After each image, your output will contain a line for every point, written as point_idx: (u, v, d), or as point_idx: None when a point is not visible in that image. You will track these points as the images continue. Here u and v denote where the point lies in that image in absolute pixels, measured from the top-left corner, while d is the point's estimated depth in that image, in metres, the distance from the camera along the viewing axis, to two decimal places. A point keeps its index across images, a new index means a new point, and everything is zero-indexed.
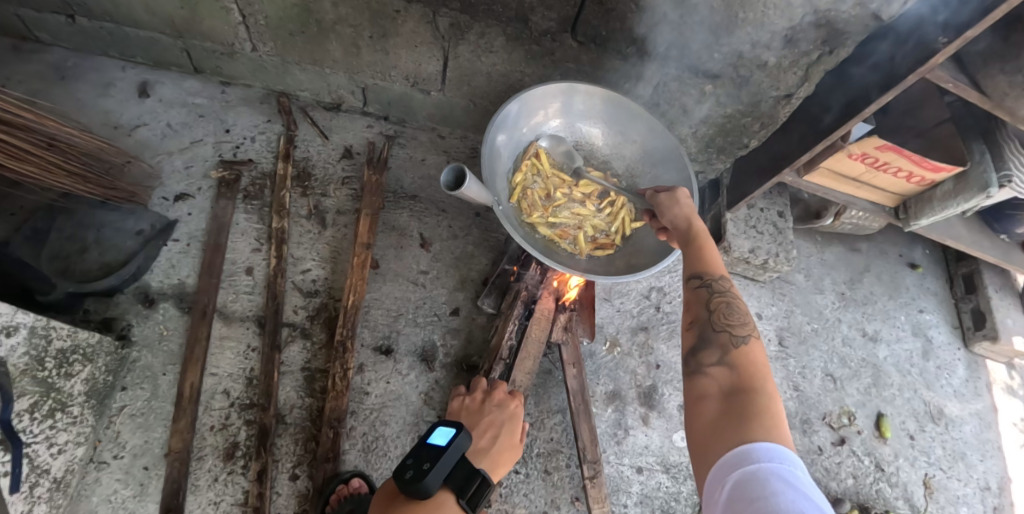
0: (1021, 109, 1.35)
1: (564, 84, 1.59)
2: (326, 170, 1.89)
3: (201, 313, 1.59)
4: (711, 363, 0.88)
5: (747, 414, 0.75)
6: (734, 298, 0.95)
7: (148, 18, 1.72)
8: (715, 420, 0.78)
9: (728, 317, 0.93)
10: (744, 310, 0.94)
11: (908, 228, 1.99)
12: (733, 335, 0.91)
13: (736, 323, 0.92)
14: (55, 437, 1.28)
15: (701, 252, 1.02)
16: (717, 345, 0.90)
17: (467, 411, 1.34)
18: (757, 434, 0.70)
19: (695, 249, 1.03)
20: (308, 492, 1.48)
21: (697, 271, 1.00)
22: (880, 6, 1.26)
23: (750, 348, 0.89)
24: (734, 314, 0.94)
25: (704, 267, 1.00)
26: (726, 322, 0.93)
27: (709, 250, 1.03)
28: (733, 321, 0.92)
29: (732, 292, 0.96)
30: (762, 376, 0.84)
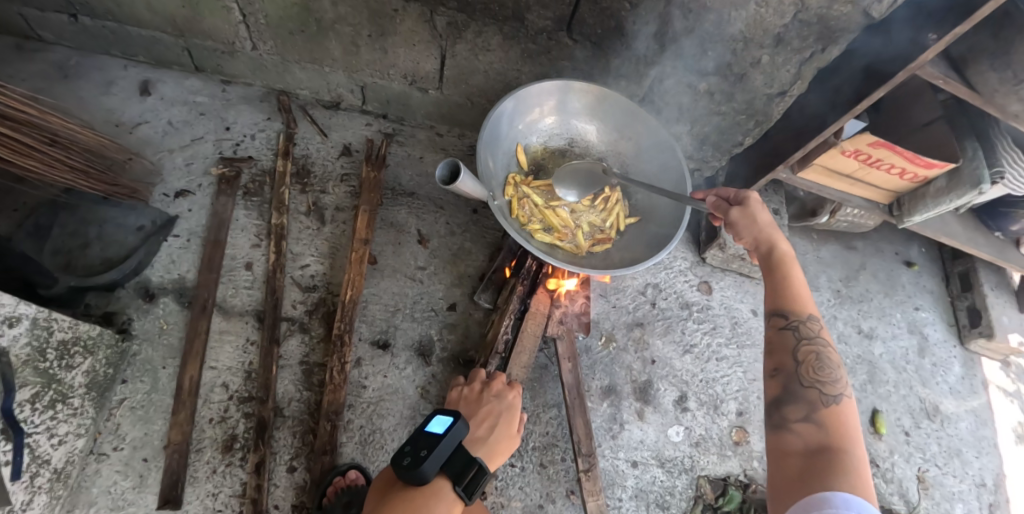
0: (1011, 105, 1.37)
1: (559, 81, 1.62)
2: (325, 167, 1.91)
3: (201, 307, 1.61)
4: (797, 418, 0.88)
5: (838, 466, 0.76)
6: (824, 355, 0.97)
7: (150, 17, 1.75)
8: (799, 467, 0.79)
9: (818, 372, 0.95)
10: (835, 369, 0.95)
11: (902, 224, 2.00)
12: (822, 393, 0.91)
13: (824, 379, 0.93)
14: (56, 428, 1.30)
15: (790, 294, 1.04)
16: (803, 398, 0.91)
17: (465, 401, 1.36)
18: (842, 484, 0.71)
19: (779, 292, 1.06)
20: (305, 485, 1.49)
21: (786, 313, 1.02)
22: (870, 3, 1.29)
23: (840, 407, 0.89)
24: (824, 372, 0.95)
25: (795, 309, 1.02)
26: (815, 377, 0.94)
27: (800, 296, 1.04)
28: (824, 377, 0.93)
29: (824, 347, 0.97)
30: (854, 439, 0.83)
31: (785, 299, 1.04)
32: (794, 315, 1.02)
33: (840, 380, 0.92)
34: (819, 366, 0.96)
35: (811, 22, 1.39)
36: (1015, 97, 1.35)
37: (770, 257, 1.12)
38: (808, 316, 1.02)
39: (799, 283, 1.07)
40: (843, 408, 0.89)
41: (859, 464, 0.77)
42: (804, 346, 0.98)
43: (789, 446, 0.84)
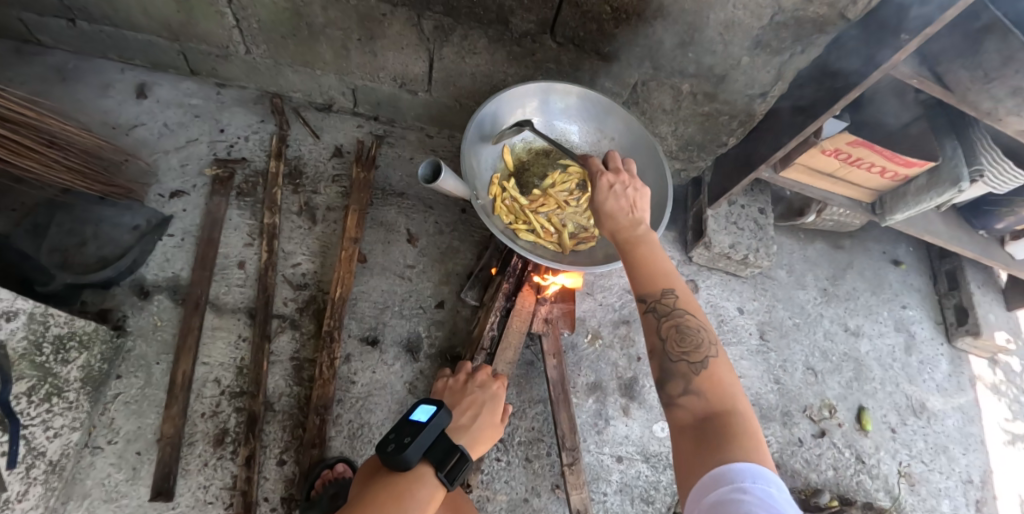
0: (984, 104, 1.40)
1: (541, 83, 1.65)
2: (316, 168, 1.95)
3: (194, 304, 1.65)
4: (679, 392, 0.89)
5: (718, 442, 0.76)
6: (687, 325, 0.94)
7: (145, 22, 1.80)
8: (694, 442, 0.81)
9: (683, 344, 0.93)
10: (696, 333, 0.93)
11: (885, 223, 2.03)
12: (691, 364, 0.91)
13: (690, 350, 0.92)
14: (51, 421, 1.34)
15: (645, 272, 1.00)
16: (678, 374, 0.90)
17: (451, 391, 1.39)
18: (735, 454, 0.72)
19: (636, 270, 1.01)
20: (294, 477, 1.53)
21: (643, 295, 0.99)
22: (845, 6, 1.32)
23: (712, 370, 0.89)
24: (688, 341, 0.93)
25: (648, 289, 0.98)
26: (681, 349, 0.92)
27: (657, 268, 1.01)
28: (688, 346, 0.92)
29: (683, 316, 0.94)
30: (731, 399, 0.85)
31: (643, 281, 1.00)
32: (649, 295, 0.98)
33: (702, 343, 0.92)
34: (682, 336, 0.93)
35: (788, 24, 1.42)
36: (986, 96, 1.37)
37: (618, 242, 1.06)
38: (666, 289, 0.98)
39: (651, 253, 1.03)
40: (714, 369, 0.90)
41: (745, 424, 0.79)
42: (666, 323, 0.95)
43: (683, 424, 0.86)
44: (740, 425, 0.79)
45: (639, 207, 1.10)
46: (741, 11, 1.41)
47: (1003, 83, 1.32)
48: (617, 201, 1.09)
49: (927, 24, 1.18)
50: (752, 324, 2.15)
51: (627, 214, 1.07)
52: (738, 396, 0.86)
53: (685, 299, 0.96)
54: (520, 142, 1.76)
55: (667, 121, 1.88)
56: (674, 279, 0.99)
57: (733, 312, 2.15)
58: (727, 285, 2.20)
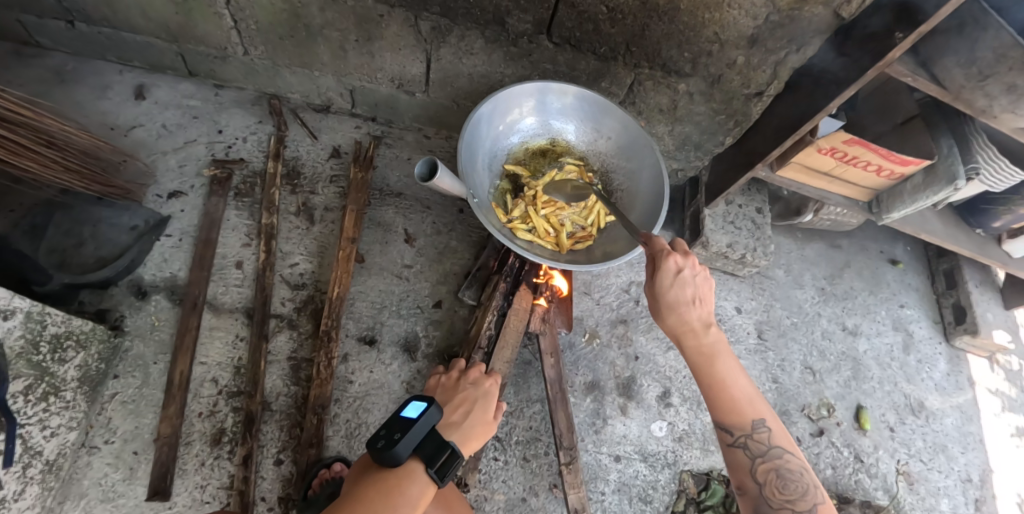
0: (978, 101, 1.41)
1: (538, 83, 1.66)
2: (314, 169, 1.96)
3: (192, 304, 1.66)
4: None
5: None
6: (782, 467, 1.08)
7: (144, 24, 1.80)
8: None
9: (783, 490, 1.06)
10: (797, 478, 1.07)
11: (881, 221, 2.03)
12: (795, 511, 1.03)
13: (793, 496, 1.05)
14: (48, 420, 1.34)
15: (731, 408, 1.13)
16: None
17: (443, 388, 1.39)
18: None
19: (724, 401, 1.14)
20: (291, 477, 1.52)
21: (732, 430, 1.13)
22: (840, 4, 1.33)
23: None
24: (789, 486, 1.06)
25: (740, 425, 1.12)
26: (780, 493, 1.06)
27: (744, 399, 1.14)
28: (786, 490, 1.05)
29: (780, 457, 1.08)
30: None
31: (730, 416, 1.13)
32: (740, 431, 1.12)
33: (801, 489, 1.05)
34: (781, 479, 1.07)
35: (783, 23, 1.43)
36: (981, 93, 1.38)
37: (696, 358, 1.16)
38: (755, 426, 1.12)
39: (733, 383, 1.14)
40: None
41: None
42: (761, 463, 1.09)
43: None
44: None
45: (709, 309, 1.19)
46: (736, 11, 1.42)
47: (997, 81, 1.32)
48: (695, 323, 1.16)
49: (920, 22, 1.19)
50: (750, 324, 2.15)
51: (697, 320, 1.16)
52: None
53: (777, 438, 1.10)
54: (516, 141, 1.77)
55: (664, 120, 1.89)
56: (762, 411, 1.13)
57: (731, 312, 2.15)
58: (725, 285, 2.20)
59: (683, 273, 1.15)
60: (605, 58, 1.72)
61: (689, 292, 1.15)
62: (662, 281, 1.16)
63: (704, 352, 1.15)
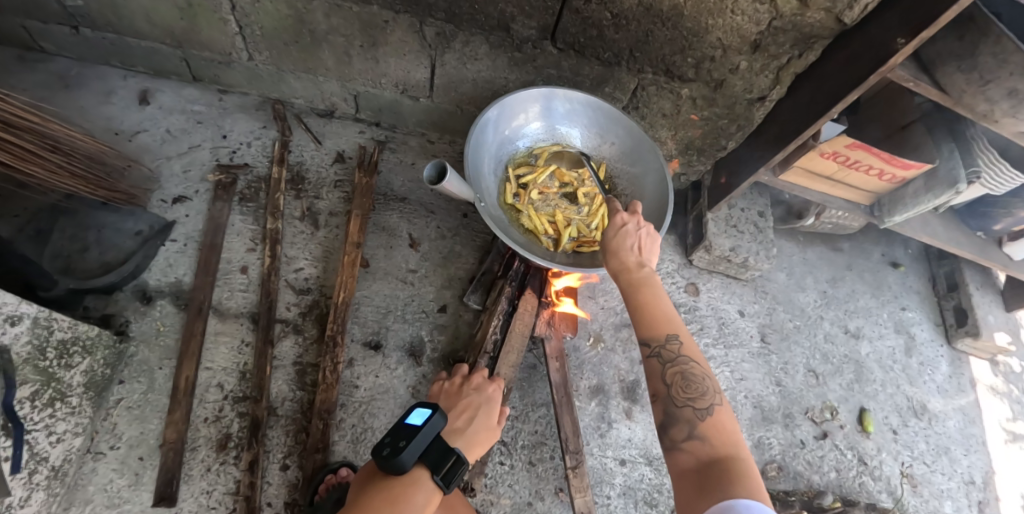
0: (979, 105, 1.42)
1: (544, 88, 1.67)
2: (319, 174, 1.96)
3: (197, 308, 1.66)
4: (683, 437, 0.95)
5: (711, 486, 0.82)
6: (689, 371, 1.01)
7: (150, 29, 1.81)
8: (695, 483, 0.86)
9: (687, 391, 0.99)
10: (700, 381, 1.00)
11: (883, 224, 2.04)
12: (696, 409, 0.97)
13: (694, 396, 0.98)
14: (55, 426, 1.34)
15: (649, 321, 1.08)
16: (683, 420, 0.96)
17: (446, 394, 1.39)
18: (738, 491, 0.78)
19: (641, 317, 1.10)
20: (297, 482, 1.52)
21: (648, 340, 1.06)
22: (842, 10, 1.35)
23: (716, 415, 0.96)
24: (694, 388, 1.00)
25: (655, 335, 1.06)
26: (686, 395, 0.99)
27: (661, 314, 1.09)
28: (693, 393, 0.99)
29: (686, 362, 1.02)
30: (732, 443, 0.92)
31: (647, 328, 1.08)
32: (654, 341, 1.06)
33: (706, 391, 0.99)
34: (687, 382, 1.00)
35: (786, 29, 1.44)
36: (982, 98, 1.39)
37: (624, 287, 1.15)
38: (668, 337, 1.06)
39: (658, 301, 1.11)
40: (717, 415, 0.96)
41: (745, 468, 0.85)
42: (671, 369, 1.02)
43: (683, 465, 0.91)
44: (739, 464, 0.85)
45: (643, 248, 1.20)
46: (740, 16, 1.43)
47: (998, 86, 1.34)
48: (629, 259, 1.17)
49: (922, 27, 1.19)
50: (753, 327, 2.15)
51: (631, 255, 1.18)
52: (739, 441, 0.92)
53: (689, 347, 1.04)
54: (522, 146, 1.78)
55: (667, 125, 1.90)
56: (677, 325, 1.08)
57: (734, 315, 2.16)
58: (727, 288, 2.21)
59: (626, 226, 1.22)
60: (609, 63, 1.73)
61: (630, 240, 1.20)
62: (607, 233, 1.24)
63: (629, 279, 1.15)
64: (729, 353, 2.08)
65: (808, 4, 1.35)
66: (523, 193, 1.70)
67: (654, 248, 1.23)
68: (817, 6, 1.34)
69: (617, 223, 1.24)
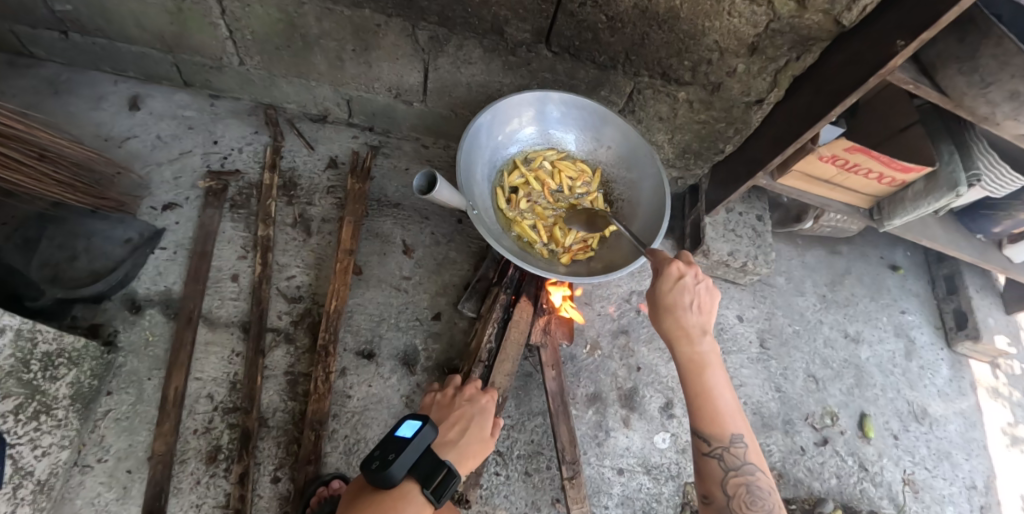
0: (980, 108, 1.40)
1: (538, 93, 1.64)
2: (312, 180, 1.94)
3: (187, 318, 1.63)
4: None
5: None
6: (753, 483, 1.08)
7: (139, 34, 1.78)
8: None
9: (752, 505, 1.06)
10: (765, 496, 1.07)
11: (883, 228, 2.02)
12: None
13: (759, 513, 1.05)
14: (39, 439, 1.31)
15: (712, 417, 1.14)
16: None
17: (438, 405, 1.36)
18: None
19: (705, 412, 1.14)
20: (288, 495, 1.49)
21: (710, 439, 1.13)
22: (841, 12, 1.32)
23: None
24: (757, 503, 1.06)
25: (718, 435, 1.12)
26: (749, 509, 1.06)
27: (723, 412, 1.14)
28: (756, 508, 1.05)
29: (752, 473, 1.09)
30: None
31: (710, 425, 1.13)
32: (718, 442, 1.12)
33: (770, 508, 1.06)
34: (750, 496, 1.07)
35: (784, 31, 1.42)
36: (983, 100, 1.37)
37: (685, 367, 1.18)
38: (733, 440, 1.12)
39: (721, 396, 1.16)
40: None
41: None
42: (733, 475, 1.09)
43: None
44: None
45: (705, 317, 1.20)
46: (736, 19, 1.41)
47: (999, 88, 1.31)
48: (693, 331, 1.18)
49: (923, 30, 1.17)
50: (752, 332, 2.13)
51: (696, 331, 1.18)
52: None
53: (752, 454, 1.11)
54: (516, 151, 1.76)
55: (664, 129, 1.88)
56: (740, 426, 1.14)
57: (732, 320, 2.14)
58: (726, 293, 2.19)
59: (683, 280, 1.19)
60: (605, 67, 1.71)
61: (688, 300, 1.18)
62: (663, 286, 1.20)
63: (693, 363, 1.17)
64: (728, 358, 2.05)
65: (806, 6, 1.32)
66: (515, 199, 1.68)
67: (711, 305, 1.22)
68: (816, 8, 1.32)
69: (673, 275, 1.20)
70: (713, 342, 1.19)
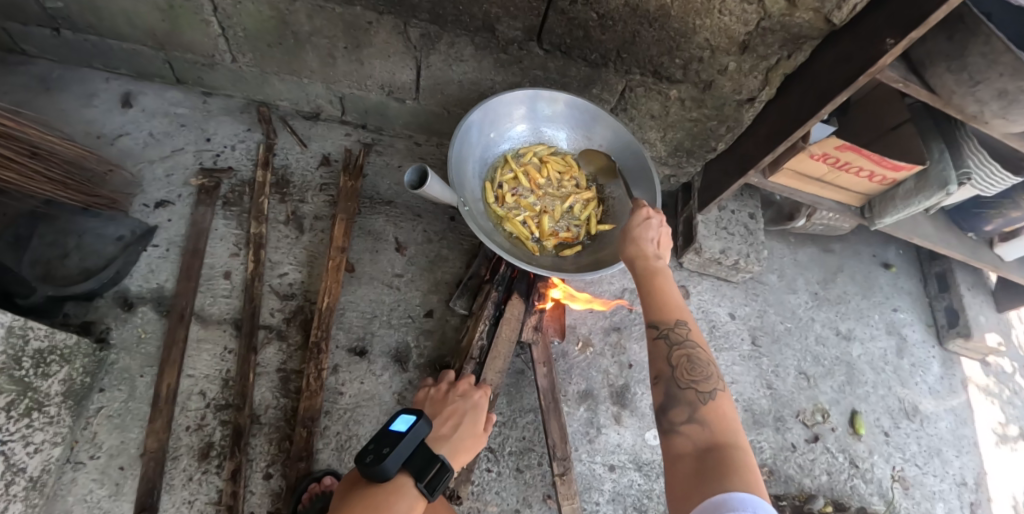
0: (970, 106, 1.41)
1: (530, 91, 1.64)
2: (304, 177, 1.94)
3: (179, 315, 1.64)
4: (682, 420, 0.91)
5: (718, 466, 0.78)
6: (695, 355, 1.01)
7: (130, 31, 1.78)
8: (690, 467, 0.82)
9: (692, 372, 0.99)
10: (706, 366, 0.99)
11: (874, 226, 2.03)
12: (698, 392, 0.95)
13: (699, 379, 0.97)
14: (32, 436, 1.32)
15: (660, 305, 1.10)
16: (683, 401, 0.94)
17: (431, 401, 1.36)
18: (736, 478, 0.74)
19: (652, 301, 1.11)
20: (281, 491, 1.50)
21: (656, 323, 1.07)
22: (831, 10, 1.33)
23: (719, 402, 0.94)
24: (698, 371, 0.99)
25: (664, 319, 1.07)
26: (690, 378, 0.98)
27: (669, 301, 1.11)
28: (698, 377, 0.98)
29: (693, 347, 1.02)
30: (733, 431, 0.88)
31: (657, 311, 1.09)
32: (663, 324, 1.06)
33: (711, 376, 0.98)
34: (692, 365, 1.00)
35: (774, 30, 1.42)
36: (972, 99, 1.38)
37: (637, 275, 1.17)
38: (677, 322, 1.06)
39: (670, 291, 1.13)
40: (719, 401, 0.94)
41: (743, 455, 0.81)
42: (676, 351, 1.02)
43: (679, 450, 0.87)
44: (736, 449, 0.82)
45: (662, 242, 1.23)
46: (727, 17, 1.41)
47: (987, 86, 1.32)
48: (647, 248, 1.20)
49: (911, 28, 1.17)
50: (744, 330, 2.14)
51: (650, 247, 1.20)
52: (739, 428, 0.90)
53: (696, 335, 1.05)
54: (507, 148, 1.76)
55: (656, 126, 1.88)
56: (685, 313, 1.09)
57: (724, 318, 2.15)
58: (718, 290, 2.19)
59: (651, 217, 1.26)
60: (596, 65, 1.71)
61: (650, 230, 1.23)
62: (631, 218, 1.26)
63: (643, 270, 1.17)
64: (720, 355, 2.06)
65: (796, 4, 1.33)
66: (504, 195, 1.68)
67: (670, 240, 1.25)
68: (806, 7, 1.33)
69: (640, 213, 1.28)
70: (665, 258, 1.20)
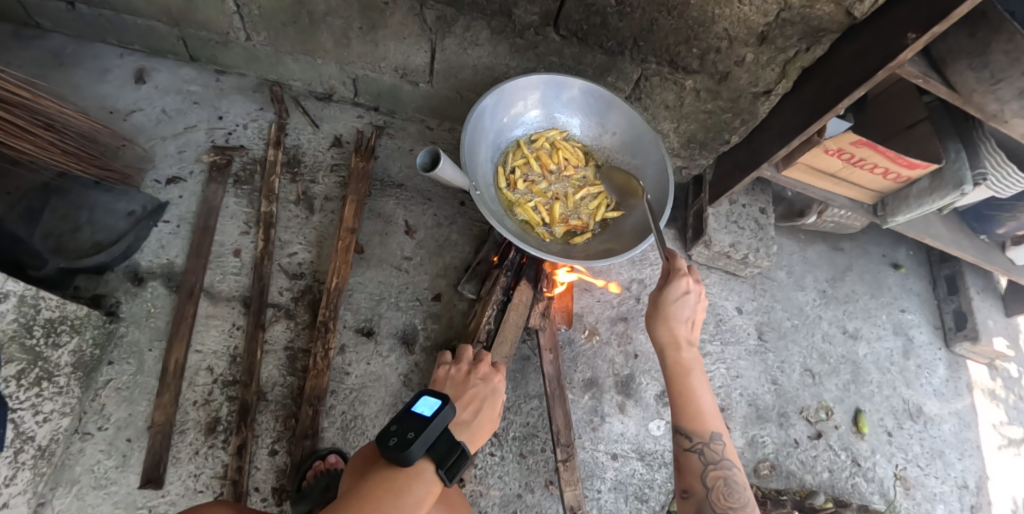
0: (989, 105, 1.39)
1: (544, 76, 1.64)
2: (316, 157, 1.94)
3: (188, 292, 1.64)
4: None
5: None
6: (731, 477, 1.11)
7: (145, 7, 1.78)
8: None
9: (728, 498, 1.08)
10: (741, 490, 1.09)
11: (886, 225, 2.02)
12: None
13: (736, 505, 1.07)
14: (41, 405, 1.33)
15: (694, 414, 1.18)
16: None
17: (452, 381, 1.36)
18: None
19: (685, 407, 1.19)
20: (285, 468, 1.51)
21: (691, 435, 1.16)
22: (853, 4, 1.30)
23: None
24: (734, 496, 1.08)
25: (698, 432, 1.16)
26: (726, 503, 1.07)
27: (702, 409, 1.18)
28: (734, 503, 1.07)
29: (729, 468, 1.11)
30: None
31: (691, 421, 1.17)
32: (698, 437, 1.15)
33: (747, 503, 1.07)
34: (728, 489, 1.09)
35: (794, 21, 1.40)
36: (992, 97, 1.36)
37: (671, 368, 1.22)
38: (711, 436, 1.15)
39: (703, 396, 1.20)
40: None
41: None
42: (711, 470, 1.12)
43: None
44: None
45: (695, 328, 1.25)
46: (747, 7, 1.39)
47: (1009, 85, 1.30)
48: (681, 335, 1.23)
49: (934, 23, 1.16)
50: (750, 324, 2.13)
51: (684, 337, 1.23)
52: None
53: (729, 451, 1.14)
54: (520, 133, 1.76)
55: (670, 117, 1.87)
56: (719, 424, 1.17)
57: (732, 312, 2.14)
58: (726, 284, 2.19)
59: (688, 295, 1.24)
60: (612, 52, 1.70)
61: (684, 313, 1.24)
62: (665, 293, 1.24)
63: (677, 364, 1.22)
64: (726, 349, 2.06)
65: None
66: (516, 181, 1.68)
67: (700, 320, 1.27)
68: None
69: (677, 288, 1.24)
70: (698, 349, 1.24)
